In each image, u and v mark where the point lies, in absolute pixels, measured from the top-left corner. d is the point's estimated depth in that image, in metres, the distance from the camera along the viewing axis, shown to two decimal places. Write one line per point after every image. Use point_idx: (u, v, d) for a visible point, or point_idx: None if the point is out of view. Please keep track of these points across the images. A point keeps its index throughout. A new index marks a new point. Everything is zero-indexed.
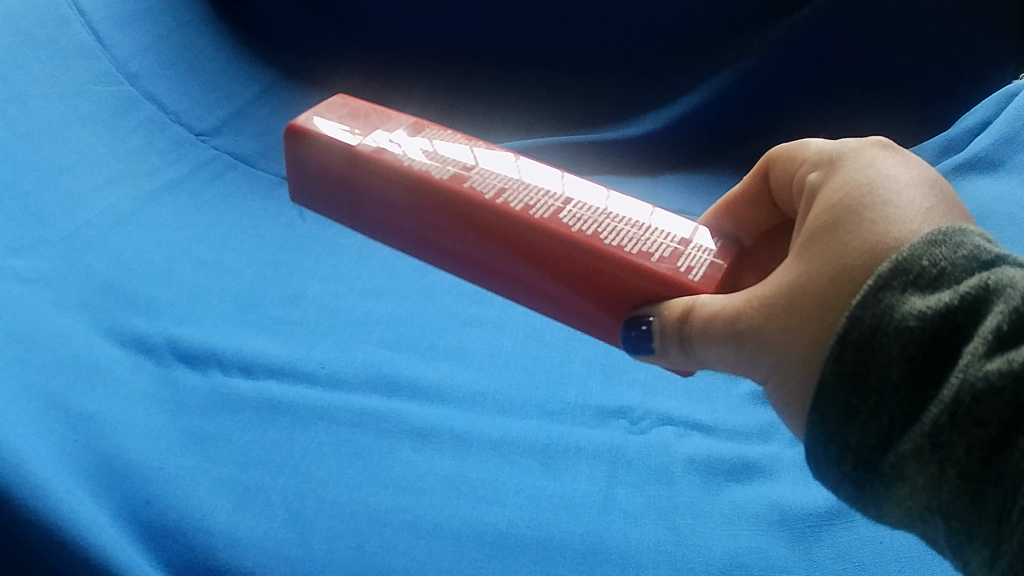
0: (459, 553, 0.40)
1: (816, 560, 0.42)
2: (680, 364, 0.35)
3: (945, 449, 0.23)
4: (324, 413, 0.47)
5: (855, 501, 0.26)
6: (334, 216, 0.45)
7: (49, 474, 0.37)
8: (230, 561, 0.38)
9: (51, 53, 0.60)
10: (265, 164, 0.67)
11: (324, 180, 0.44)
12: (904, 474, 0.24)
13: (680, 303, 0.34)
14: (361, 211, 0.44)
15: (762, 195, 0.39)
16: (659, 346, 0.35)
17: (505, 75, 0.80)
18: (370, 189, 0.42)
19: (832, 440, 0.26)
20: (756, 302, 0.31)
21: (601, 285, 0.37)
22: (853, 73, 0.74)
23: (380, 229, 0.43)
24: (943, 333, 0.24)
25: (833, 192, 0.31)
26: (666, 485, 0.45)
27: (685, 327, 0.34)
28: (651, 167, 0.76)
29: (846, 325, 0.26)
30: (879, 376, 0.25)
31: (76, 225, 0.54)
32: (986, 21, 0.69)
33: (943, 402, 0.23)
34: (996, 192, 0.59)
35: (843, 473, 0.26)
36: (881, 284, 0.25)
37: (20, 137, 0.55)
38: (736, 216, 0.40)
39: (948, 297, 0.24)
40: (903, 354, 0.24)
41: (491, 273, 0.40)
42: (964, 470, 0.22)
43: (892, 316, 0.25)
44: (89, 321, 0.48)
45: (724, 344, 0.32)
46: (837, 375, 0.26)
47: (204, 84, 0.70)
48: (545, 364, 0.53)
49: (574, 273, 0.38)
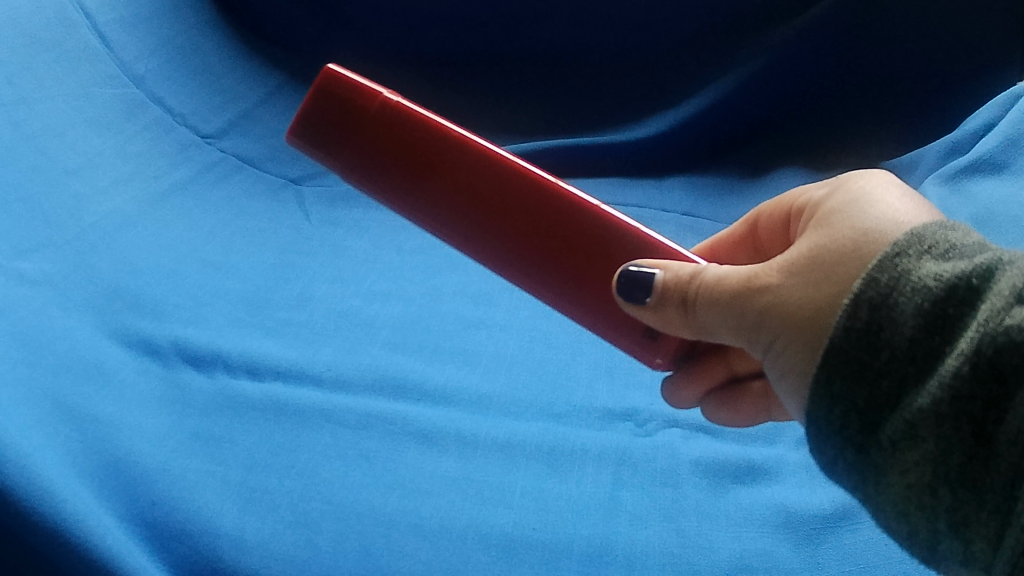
0: (466, 555, 0.40)
1: (822, 561, 0.41)
2: (671, 324, 0.33)
3: (963, 403, 0.23)
4: (330, 415, 0.47)
5: (856, 470, 0.26)
6: (297, 146, 0.39)
7: (54, 476, 0.37)
8: (235, 562, 0.38)
9: (58, 55, 0.60)
10: (272, 166, 0.68)
11: (308, 98, 0.38)
12: (917, 431, 0.24)
13: (683, 267, 0.33)
14: (337, 141, 0.38)
15: (747, 241, 0.41)
16: (654, 301, 0.33)
17: (511, 75, 0.81)
18: (352, 117, 0.38)
19: (838, 401, 0.26)
20: (771, 264, 0.31)
21: (586, 244, 0.35)
22: (857, 76, 0.74)
23: (347, 167, 0.38)
24: (959, 292, 0.24)
25: (844, 195, 0.33)
26: (672, 488, 0.45)
27: (690, 285, 0.32)
28: (656, 167, 0.76)
29: (863, 284, 0.26)
30: (891, 332, 0.25)
31: (82, 227, 0.53)
32: (991, 22, 0.70)
33: (963, 353, 0.24)
34: (1002, 192, 0.59)
35: (845, 439, 0.26)
36: (898, 251, 0.26)
37: (26, 139, 0.54)
38: (719, 257, 0.41)
39: (963, 265, 0.25)
40: (919, 310, 0.25)
41: (459, 222, 0.36)
42: (979, 429, 0.23)
43: (910, 277, 0.25)
44: (94, 323, 0.48)
45: (732, 304, 0.31)
46: (850, 330, 0.26)
47: (210, 89, 0.70)
48: (552, 366, 0.53)
49: (564, 227, 0.36)
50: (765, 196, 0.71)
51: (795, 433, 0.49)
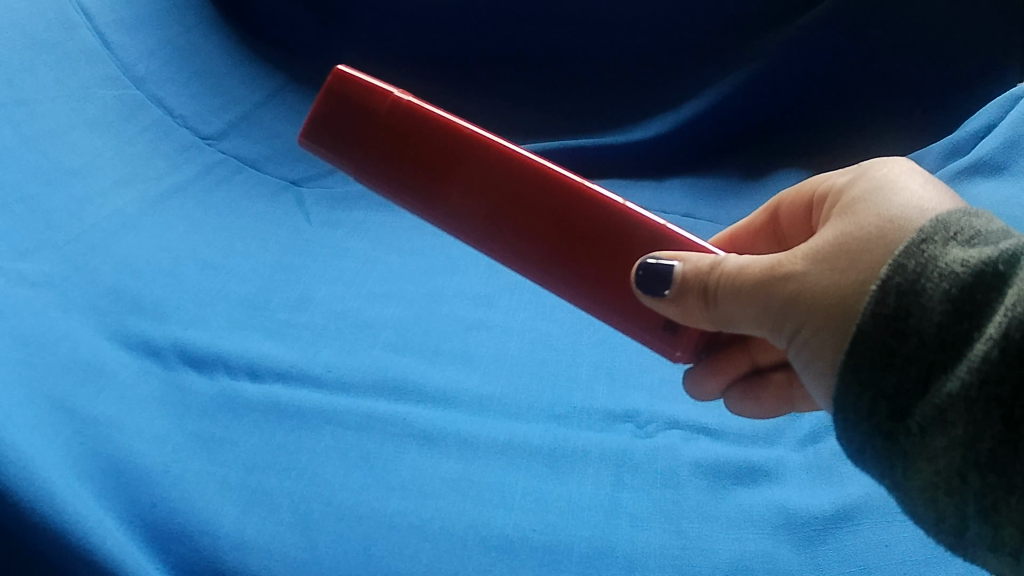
0: (466, 556, 0.40)
1: (823, 564, 0.41)
2: (693, 316, 0.33)
3: (992, 387, 0.23)
4: (331, 417, 0.47)
5: (884, 457, 0.26)
6: (309, 149, 0.39)
7: (55, 477, 0.37)
8: (237, 563, 0.38)
9: (58, 56, 0.60)
10: (272, 168, 0.68)
11: (318, 101, 0.39)
12: (945, 417, 0.24)
13: (703, 258, 0.33)
14: (350, 143, 0.38)
15: (767, 229, 0.41)
16: (673, 293, 0.33)
17: (512, 77, 0.81)
18: (365, 117, 0.38)
19: (867, 387, 0.26)
20: (796, 254, 0.31)
21: (604, 239, 0.35)
22: (857, 78, 0.74)
23: (360, 170, 0.38)
24: (986, 277, 0.25)
25: (867, 183, 0.33)
26: (673, 490, 0.45)
27: (711, 276, 0.32)
28: (657, 169, 0.77)
29: (890, 271, 0.26)
30: (919, 319, 0.25)
31: (83, 229, 0.53)
32: (991, 24, 0.70)
33: (991, 338, 0.24)
34: (1002, 194, 0.59)
35: (873, 426, 0.26)
36: (924, 238, 0.26)
37: (26, 141, 0.54)
38: (740, 245, 0.42)
39: (989, 251, 0.25)
40: (946, 296, 0.25)
41: (474, 219, 0.36)
42: (1009, 414, 0.23)
43: (937, 264, 0.25)
44: (95, 324, 0.48)
45: (756, 294, 0.31)
46: (877, 317, 0.26)
47: (211, 90, 0.70)
48: (551, 368, 0.53)
49: (581, 222, 0.35)
50: (764, 197, 0.72)
51: (794, 435, 0.49)
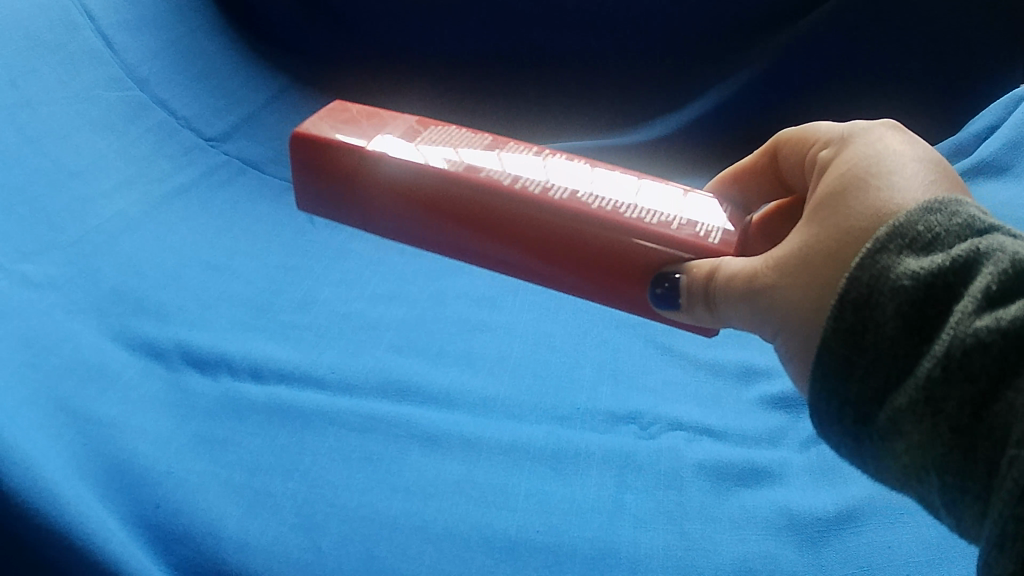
0: (471, 558, 0.40)
1: (827, 564, 0.41)
2: (704, 320, 0.37)
3: (937, 402, 0.24)
4: (335, 418, 0.47)
5: (857, 456, 0.28)
6: (346, 220, 0.45)
7: (57, 477, 0.38)
8: (239, 564, 0.38)
9: (61, 58, 0.60)
10: (276, 169, 0.68)
11: (337, 185, 0.44)
12: (899, 428, 0.25)
13: (704, 264, 0.36)
14: (379, 210, 0.43)
15: (769, 172, 0.41)
16: (684, 302, 0.37)
17: (514, 78, 0.80)
18: (383, 191, 0.42)
19: (834, 395, 0.28)
20: (771, 264, 0.32)
21: (615, 259, 0.38)
22: (864, 78, 0.74)
23: (400, 228, 0.43)
24: (935, 292, 0.25)
25: (840, 168, 0.33)
26: (676, 491, 0.45)
27: (709, 286, 0.35)
28: (663, 170, 0.76)
29: (846, 285, 0.27)
30: (875, 333, 0.26)
31: (85, 231, 0.54)
32: (992, 27, 0.70)
33: (935, 356, 0.24)
34: (1005, 195, 0.59)
35: (843, 430, 0.28)
36: (879, 247, 0.27)
37: (30, 143, 0.54)
38: (742, 187, 0.42)
39: (939, 258, 0.25)
40: (897, 312, 0.26)
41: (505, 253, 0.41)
42: (957, 423, 0.23)
43: (888, 276, 0.26)
44: (99, 325, 0.48)
45: (742, 302, 0.34)
46: (837, 332, 0.27)
47: (214, 91, 0.70)
48: (556, 370, 0.52)
49: (594, 250, 0.39)
50: None
51: (798, 436, 0.49)
